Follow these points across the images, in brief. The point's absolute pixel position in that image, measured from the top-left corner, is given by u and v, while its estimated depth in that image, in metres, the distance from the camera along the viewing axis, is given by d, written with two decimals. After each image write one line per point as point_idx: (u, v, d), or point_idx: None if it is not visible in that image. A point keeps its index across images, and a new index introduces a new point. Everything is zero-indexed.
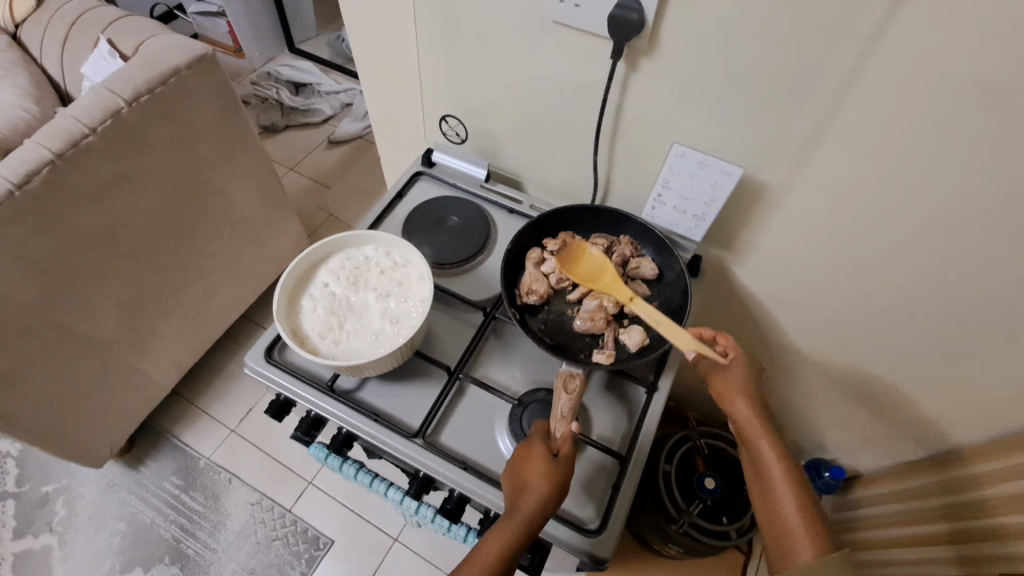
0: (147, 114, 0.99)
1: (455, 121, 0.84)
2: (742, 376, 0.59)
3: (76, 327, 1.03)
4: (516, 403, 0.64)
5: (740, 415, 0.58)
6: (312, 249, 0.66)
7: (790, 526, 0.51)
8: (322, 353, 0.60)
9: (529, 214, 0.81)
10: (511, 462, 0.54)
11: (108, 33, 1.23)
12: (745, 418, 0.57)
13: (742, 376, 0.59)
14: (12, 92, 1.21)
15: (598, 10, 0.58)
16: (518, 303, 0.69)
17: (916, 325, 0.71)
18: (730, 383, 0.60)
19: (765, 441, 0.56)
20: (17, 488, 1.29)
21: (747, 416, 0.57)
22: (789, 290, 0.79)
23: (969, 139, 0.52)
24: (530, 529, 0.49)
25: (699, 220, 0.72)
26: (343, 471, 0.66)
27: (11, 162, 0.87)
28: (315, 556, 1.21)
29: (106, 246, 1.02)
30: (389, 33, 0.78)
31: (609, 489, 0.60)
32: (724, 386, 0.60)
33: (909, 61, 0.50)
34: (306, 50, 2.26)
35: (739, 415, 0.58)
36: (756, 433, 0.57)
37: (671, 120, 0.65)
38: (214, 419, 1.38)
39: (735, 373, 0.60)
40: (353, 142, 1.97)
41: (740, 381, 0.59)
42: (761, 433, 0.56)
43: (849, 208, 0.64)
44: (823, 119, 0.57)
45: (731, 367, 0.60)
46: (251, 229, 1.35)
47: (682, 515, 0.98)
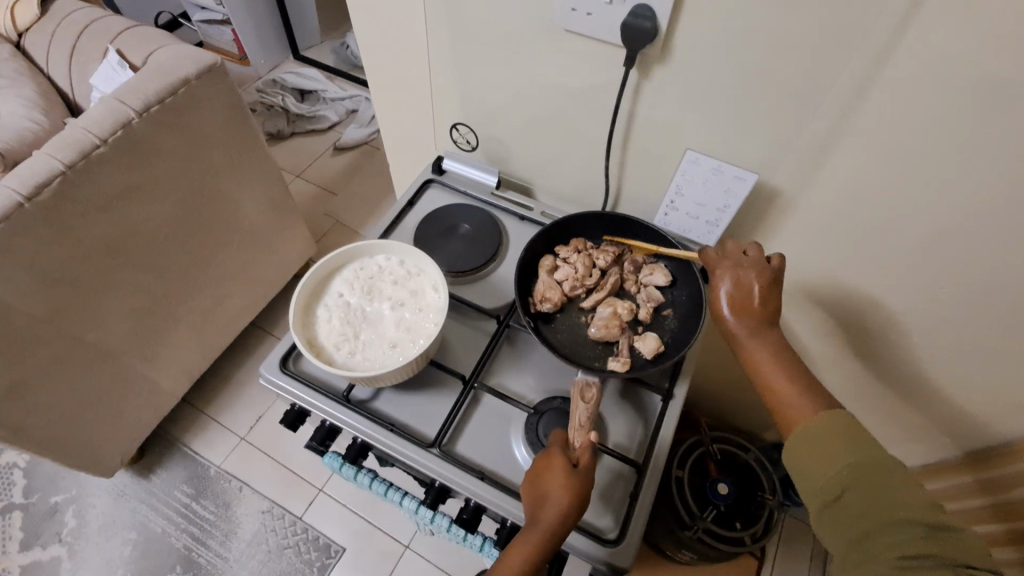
0: (156, 124, 1.00)
1: (465, 128, 0.84)
2: (725, 291, 0.59)
3: (86, 337, 1.03)
4: (532, 411, 0.64)
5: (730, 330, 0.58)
6: (326, 259, 0.66)
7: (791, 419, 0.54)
8: (338, 363, 0.60)
9: (540, 221, 0.81)
10: (531, 473, 0.54)
11: (116, 44, 1.24)
12: (734, 332, 0.58)
13: (726, 294, 0.58)
14: (20, 104, 1.22)
15: (610, 18, 0.58)
16: (532, 311, 0.69)
17: (934, 328, 0.70)
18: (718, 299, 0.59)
19: (756, 346, 0.56)
20: (26, 499, 1.29)
21: (737, 329, 0.58)
22: (803, 293, 0.78)
23: (987, 143, 0.51)
24: (550, 540, 0.49)
25: (713, 226, 0.71)
26: (358, 481, 0.66)
27: (22, 174, 0.88)
28: (326, 564, 1.20)
29: (117, 256, 1.02)
30: (398, 41, 0.78)
31: (626, 497, 0.59)
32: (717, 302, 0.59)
33: (926, 65, 0.49)
34: (311, 56, 2.27)
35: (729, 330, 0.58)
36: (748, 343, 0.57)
37: (684, 127, 0.65)
38: (224, 427, 1.38)
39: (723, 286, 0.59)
40: (359, 148, 1.98)
41: (723, 298, 0.59)
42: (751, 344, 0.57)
43: (863, 213, 0.64)
44: (837, 124, 0.57)
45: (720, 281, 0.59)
46: (261, 237, 1.35)
47: (696, 521, 0.97)
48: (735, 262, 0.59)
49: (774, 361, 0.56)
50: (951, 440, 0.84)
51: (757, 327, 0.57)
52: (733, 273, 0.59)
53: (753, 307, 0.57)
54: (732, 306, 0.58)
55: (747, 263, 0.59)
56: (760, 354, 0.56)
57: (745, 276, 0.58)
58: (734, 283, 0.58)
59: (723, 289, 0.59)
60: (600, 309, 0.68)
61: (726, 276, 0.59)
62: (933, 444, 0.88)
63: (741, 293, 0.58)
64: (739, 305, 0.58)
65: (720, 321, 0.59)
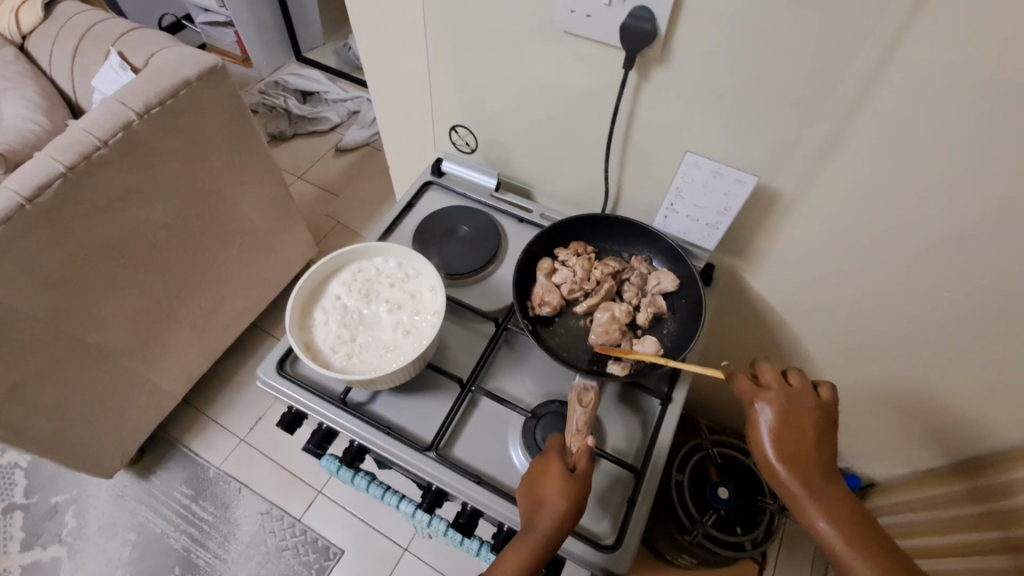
0: (157, 126, 1.00)
1: (465, 130, 0.84)
2: (771, 441, 0.54)
3: (86, 338, 1.03)
4: (530, 415, 0.63)
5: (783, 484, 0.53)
6: (324, 262, 0.65)
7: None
8: (334, 367, 0.60)
9: (540, 223, 0.80)
10: (528, 478, 0.54)
11: (118, 45, 1.24)
12: (789, 492, 0.53)
13: (769, 436, 0.54)
14: (22, 105, 1.22)
15: (610, 20, 0.58)
16: (531, 315, 0.68)
17: (935, 331, 0.70)
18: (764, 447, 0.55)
19: (816, 505, 0.52)
20: (27, 499, 1.29)
21: (791, 488, 0.53)
22: (803, 297, 0.78)
23: (990, 147, 0.51)
24: (547, 546, 0.49)
25: (712, 229, 0.71)
26: (355, 484, 0.65)
27: (23, 175, 0.88)
28: (325, 566, 1.20)
29: (117, 258, 1.02)
30: (397, 43, 0.78)
31: (624, 502, 0.59)
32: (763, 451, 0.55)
33: (929, 66, 0.49)
34: (313, 58, 2.27)
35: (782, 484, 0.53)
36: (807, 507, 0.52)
37: (684, 130, 0.65)
38: (224, 428, 1.38)
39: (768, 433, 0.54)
40: (360, 149, 1.98)
41: (769, 452, 0.54)
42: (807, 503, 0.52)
43: (863, 217, 0.63)
44: (839, 125, 0.56)
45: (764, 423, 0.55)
46: (262, 238, 1.35)
47: (696, 526, 0.96)
48: (773, 404, 0.55)
49: (840, 525, 0.51)
50: (953, 446, 0.83)
51: (814, 484, 0.52)
52: (772, 419, 0.54)
53: (804, 457, 0.53)
54: (783, 460, 0.53)
55: (786, 404, 0.55)
56: (823, 517, 0.51)
57: (787, 421, 0.54)
58: (775, 434, 0.54)
59: (766, 439, 0.54)
60: (597, 317, 0.67)
61: (767, 424, 0.54)
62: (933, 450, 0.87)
63: (788, 443, 0.53)
64: (789, 461, 0.53)
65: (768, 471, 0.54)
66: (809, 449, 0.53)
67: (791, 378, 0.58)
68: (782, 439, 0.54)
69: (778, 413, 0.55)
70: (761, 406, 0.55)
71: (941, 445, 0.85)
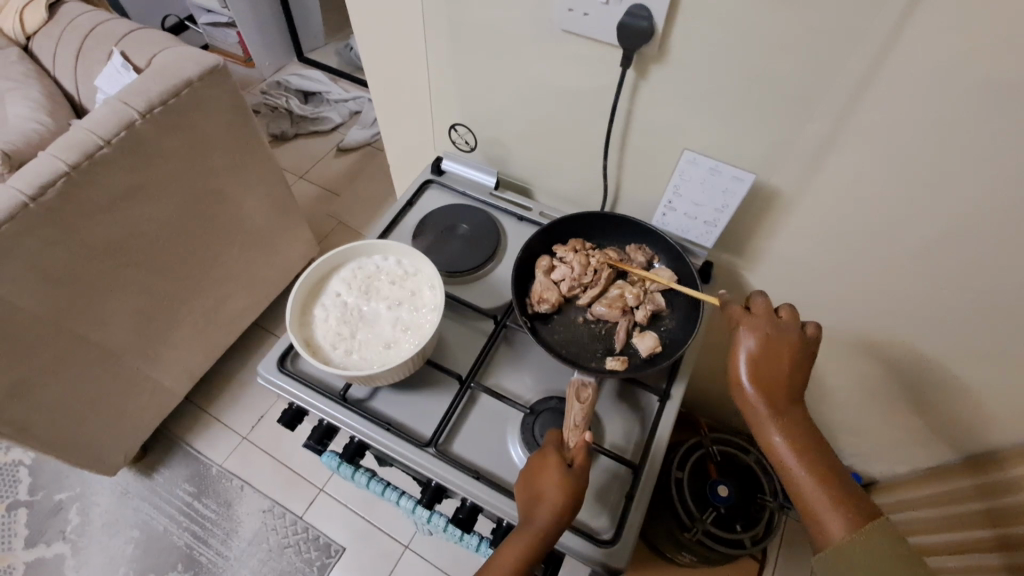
0: (159, 125, 1.00)
1: (464, 129, 0.84)
2: (746, 364, 0.55)
3: (89, 336, 1.04)
4: (529, 411, 0.64)
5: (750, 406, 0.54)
6: (324, 260, 0.66)
7: (814, 510, 0.50)
8: (334, 363, 0.61)
9: (539, 221, 0.81)
10: (526, 473, 0.54)
11: (120, 46, 1.25)
12: (753, 412, 0.54)
13: (746, 362, 0.55)
14: (26, 106, 1.23)
15: (607, 19, 0.58)
16: (530, 312, 0.68)
17: (933, 329, 0.70)
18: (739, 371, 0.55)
19: (781, 430, 0.53)
20: (31, 496, 1.30)
21: (755, 409, 0.54)
22: (802, 295, 0.78)
23: (984, 144, 0.51)
24: (544, 539, 0.49)
25: (711, 226, 0.71)
26: (355, 480, 0.66)
27: (27, 175, 0.89)
28: (327, 563, 1.21)
29: (120, 256, 1.02)
30: (397, 42, 0.78)
31: (623, 497, 0.59)
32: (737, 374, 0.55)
33: (925, 64, 0.49)
34: (315, 58, 2.28)
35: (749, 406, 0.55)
36: (768, 427, 0.53)
37: (681, 128, 0.65)
38: (226, 426, 1.38)
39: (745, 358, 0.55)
40: (362, 149, 1.99)
41: (741, 373, 0.55)
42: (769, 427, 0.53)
43: (861, 214, 0.63)
44: (836, 123, 0.56)
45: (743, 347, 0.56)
46: (263, 237, 1.36)
47: (695, 523, 0.97)
48: (756, 329, 0.56)
49: (799, 449, 0.52)
50: (952, 445, 0.84)
51: (779, 408, 0.53)
52: (751, 343, 0.55)
53: (776, 383, 0.54)
54: (755, 384, 0.54)
55: (771, 329, 0.55)
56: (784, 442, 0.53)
57: (766, 346, 0.55)
58: (752, 357, 0.55)
59: (740, 360, 0.55)
60: (597, 307, 0.68)
61: (744, 347, 0.55)
62: (932, 448, 0.87)
63: (763, 367, 0.54)
64: (760, 383, 0.54)
65: (739, 394, 0.55)
66: (783, 374, 0.54)
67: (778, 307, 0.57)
68: (758, 365, 0.54)
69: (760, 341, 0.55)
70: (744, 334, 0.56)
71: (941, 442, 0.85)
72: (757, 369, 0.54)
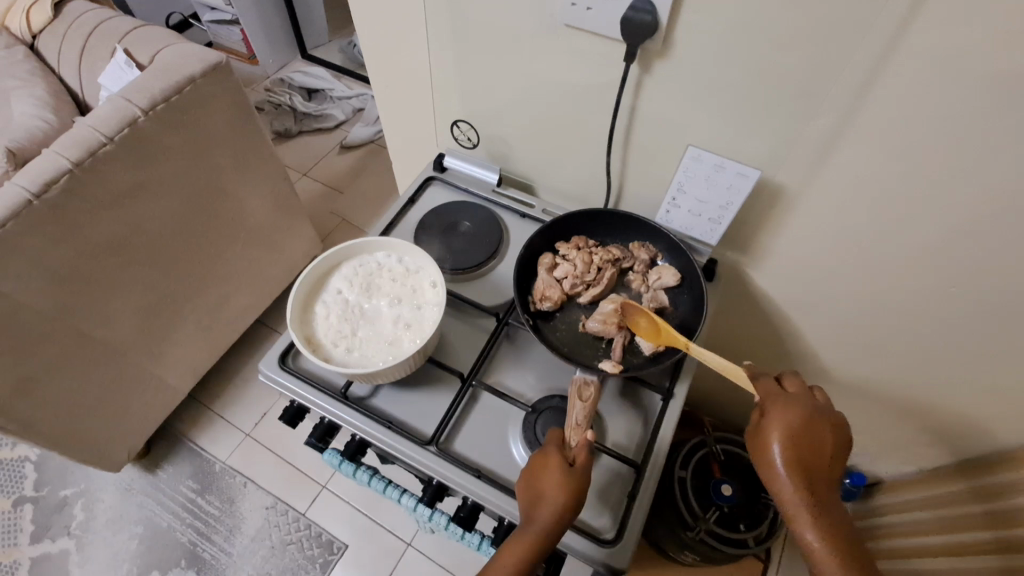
0: (161, 122, 1.00)
1: (466, 126, 0.84)
2: (780, 445, 0.53)
3: (94, 333, 1.05)
4: (530, 410, 0.63)
5: (781, 491, 0.52)
6: (326, 257, 0.66)
7: None
8: (335, 360, 0.60)
9: (542, 218, 0.80)
10: (527, 473, 0.54)
11: (124, 43, 1.25)
12: (788, 498, 0.52)
13: (780, 444, 0.53)
14: (31, 103, 1.23)
15: (610, 13, 0.57)
16: (532, 310, 0.68)
17: (940, 327, 0.69)
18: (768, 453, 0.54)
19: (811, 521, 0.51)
20: (36, 492, 1.31)
21: (788, 493, 0.52)
22: (807, 293, 0.77)
23: (992, 140, 0.50)
24: (546, 540, 0.49)
25: (715, 224, 0.70)
26: (357, 478, 0.66)
27: (32, 171, 0.89)
28: (329, 561, 1.21)
29: (123, 254, 1.03)
30: (400, 37, 0.77)
31: (625, 496, 0.59)
32: (766, 457, 0.54)
33: (935, 57, 0.48)
34: (318, 56, 2.28)
35: (780, 494, 0.52)
36: (804, 516, 0.51)
37: (686, 124, 0.64)
38: (229, 423, 1.39)
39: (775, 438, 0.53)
40: (365, 146, 1.99)
41: (777, 454, 0.53)
42: (802, 517, 0.51)
43: (867, 211, 0.62)
44: (843, 118, 0.56)
45: (771, 428, 0.54)
46: (266, 235, 1.36)
47: (699, 522, 0.97)
48: (791, 408, 0.55)
49: (830, 541, 0.50)
50: (958, 443, 0.83)
51: (815, 495, 0.51)
52: (788, 423, 0.54)
53: (813, 468, 0.52)
54: (790, 467, 0.52)
55: (806, 410, 0.55)
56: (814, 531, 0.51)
57: (803, 428, 0.53)
58: (789, 439, 0.53)
59: (776, 441, 0.53)
60: (591, 324, 0.66)
61: (780, 427, 0.53)
62: (936, 447, 0.87)
63: (800, 451, 0.53)
64: (797, 467, 0.52)
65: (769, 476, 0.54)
66: (819, 459, 0.53)
67: (810, 390, 0.57)
68: (790, 449, 0.53)
69: (794, 425, 0.54)
70: (777, 415, 0.54)
71: (945, 440, 0.85)
72: (788, 453, 0.53)
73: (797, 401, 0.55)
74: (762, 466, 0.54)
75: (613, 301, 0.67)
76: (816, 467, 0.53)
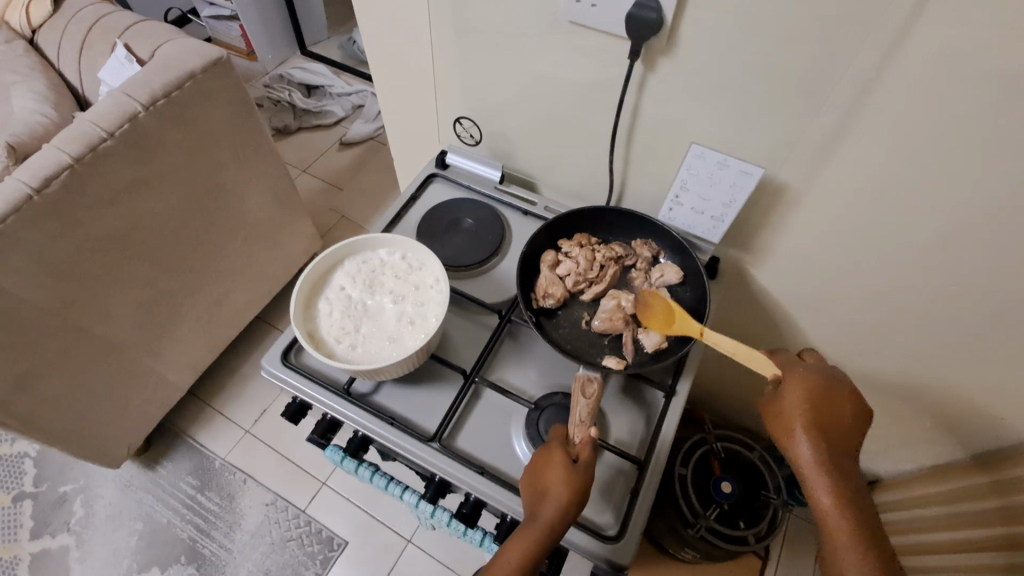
0: (162, 118, 1.00)
1: (469, 122, 0.84)
2: (796, 410, 0.54)
3: (94, 329, 1.04)
4: (533, 407, 0.63)
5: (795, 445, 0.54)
6: (328, 253, 0.65)
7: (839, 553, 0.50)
8: (338, 356, 0.60)
9: (544, 216, 0.80)
10: (530, 468, 0.54)
11: (124, 38, 1.24)
12: (801, 453, 0.53)
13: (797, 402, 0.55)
14: (31, 98, 1.23)
15: (615, 10, 0.57)
16: (535, 307, 0.68)
17: (941, 326, 0.69)
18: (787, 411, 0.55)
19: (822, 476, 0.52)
20: (36, 488, 1.31)
21: (800, 447, 0.53)
22: (808, 292, 0.77)
23: (995, 138, 0.50)
24: (549, 535, 0.49)
25: (718, 221, 0.71)
26: (359, 474, 0.66)
27: (32, 166, 0.89)
28: (329, 557, 1.21)
29: (123, 249, 1.02)
30: (403, 34, 0.77)
31: (627, 493, 0.59)
32: (783, 414, 0.55)
33: (938, 58, 0.48)
34: (318, 52, 2.28)
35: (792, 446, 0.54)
36: (814, 471, 0.52)
37: (689, 122, 0.65)
38: (229, 420, 1.39)
39: (792, 397, 0.55)
40: (365, 143, 1.98)
41: (794, 412, 0.54)
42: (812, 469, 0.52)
43: (869, 211, 0.63)
44: (847, 116, 0.56)
45: (789, 388, 0.56)
46: (266, 231, 1.36)
47: (699, 519, 0.97)
48: (811, 374, 0.56)
49: (838, 497, 0.51)
50: (956, 441, 0.83)
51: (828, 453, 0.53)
52: (806, 386, 0.55)
53: (828, 429, 0.54)
54: (805, 423, 0.54)
55: (824, 377, 0.56)
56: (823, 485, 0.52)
57: (821, 392, 0.55)
58: (806, 407, 0.54)
59: (794, 400, 0.55)
60: (596, 322, 0.66)
61: (798, 387, 0.55)
62: (934, 446, 0.88)
63: (816, 411, 0.54)
64: (812, 424, 0.54)
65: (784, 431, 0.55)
66: (835, 429, 0.54)
67: (830, 364, 0.58)
68: (806, 407, 0.54)
69: (811, 388, 0.55)
70: (794, 377, 0.56)
71: (945, 438, 0.85)
72: (804, 410, 0.54)
73: (813, 368, 0.57)
74: (778, 423, 0.56)
75: (614, 297, 0.67)
76: (829, 428, 0.54)
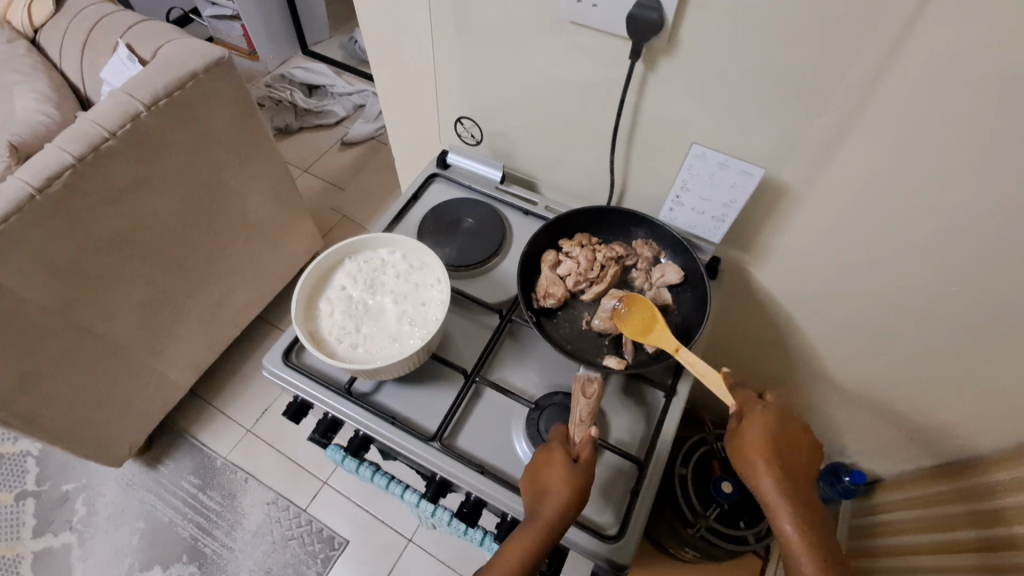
0: (164, 117, 1.00)
1: (470, 122, 0.84)
2: (759, 451, 0.54)
3: (96, 328, 1.04)
4: (533, 406, 0.63)
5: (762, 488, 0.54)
6: (329, 253, 0.66)
7: None
8: (339, 356, 0.60)
9: (545, 215, 0.80)
10: (530, 468, 0.54)
11: (126, 37, 1.24)
12: (767, 494, 0.53)
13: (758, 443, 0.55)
14: (33, 98, 1.23)
15: (616, 9, 0.57)
16: (535, 307, 0.68)
17: (942, 327, 0.69)
18: (748, 453, 0.55)
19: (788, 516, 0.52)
20: (38, 487, 1.31)
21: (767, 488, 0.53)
22: (809, 292, 0.77)
23: (996, 137, 0.50)
24: (549, 534, 0.49)
25: (718, 222, 0.71)
26: (360, 473, 0.66)
27: (33, 166, 0.89)
28: (329, 556, 1.21)
29: (125, 249, 1.03)
30: (404, 34, 0.77)
31: (627, 493, 0.59)
32: (745, 456, 0.55)
33: (940, 57, 0.48)
34: (319, 52, 2.28)
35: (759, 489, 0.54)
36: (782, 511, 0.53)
37: (690, 122, 0.65)
38: (230, 419, 1.39)
39: (753, 438, 0.55)
40: (366, 143, 1.99)
41: (757, 452, 0.54)
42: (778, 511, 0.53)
43: (870, 211, 0.63)
44: (848, 115, 0.56)
45: (749, 430, 0.56)
46: (268, 230, 1.36)
47: (699, 519, 0.97)
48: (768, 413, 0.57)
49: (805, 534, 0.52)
50: (957, 442, 0.83)
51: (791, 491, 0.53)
52: (765, 425, 0.55)
53: (788, 466, 0.54)
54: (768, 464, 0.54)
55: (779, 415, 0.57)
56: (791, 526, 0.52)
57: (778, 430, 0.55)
58: (768, 444, 0.55)
59: (755, 441, 0.55)
60: (596, 322, 0.66)
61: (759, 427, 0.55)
62: (933, 446, 0.88)
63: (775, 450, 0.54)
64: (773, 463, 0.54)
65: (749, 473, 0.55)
66: (793, 466, 0.55)
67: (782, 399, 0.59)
68: (767, 447, 0.54)
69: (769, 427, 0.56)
70: (753, 419, 0.56)
71: (945, 438, 0.85)
72: (766, 451, 0.54)
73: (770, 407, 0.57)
74: (741, 464, 0.56)
75: (614, 296, 0.66)
76: (788, 466, 0.54)
